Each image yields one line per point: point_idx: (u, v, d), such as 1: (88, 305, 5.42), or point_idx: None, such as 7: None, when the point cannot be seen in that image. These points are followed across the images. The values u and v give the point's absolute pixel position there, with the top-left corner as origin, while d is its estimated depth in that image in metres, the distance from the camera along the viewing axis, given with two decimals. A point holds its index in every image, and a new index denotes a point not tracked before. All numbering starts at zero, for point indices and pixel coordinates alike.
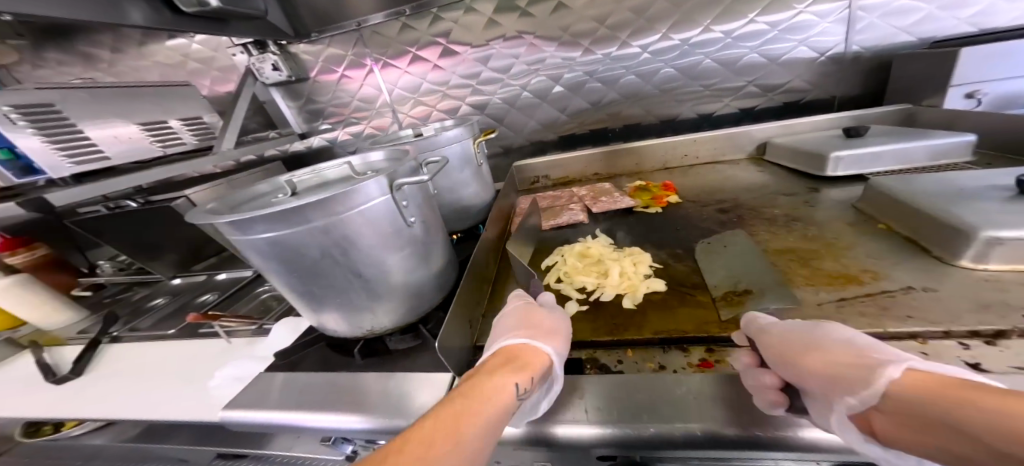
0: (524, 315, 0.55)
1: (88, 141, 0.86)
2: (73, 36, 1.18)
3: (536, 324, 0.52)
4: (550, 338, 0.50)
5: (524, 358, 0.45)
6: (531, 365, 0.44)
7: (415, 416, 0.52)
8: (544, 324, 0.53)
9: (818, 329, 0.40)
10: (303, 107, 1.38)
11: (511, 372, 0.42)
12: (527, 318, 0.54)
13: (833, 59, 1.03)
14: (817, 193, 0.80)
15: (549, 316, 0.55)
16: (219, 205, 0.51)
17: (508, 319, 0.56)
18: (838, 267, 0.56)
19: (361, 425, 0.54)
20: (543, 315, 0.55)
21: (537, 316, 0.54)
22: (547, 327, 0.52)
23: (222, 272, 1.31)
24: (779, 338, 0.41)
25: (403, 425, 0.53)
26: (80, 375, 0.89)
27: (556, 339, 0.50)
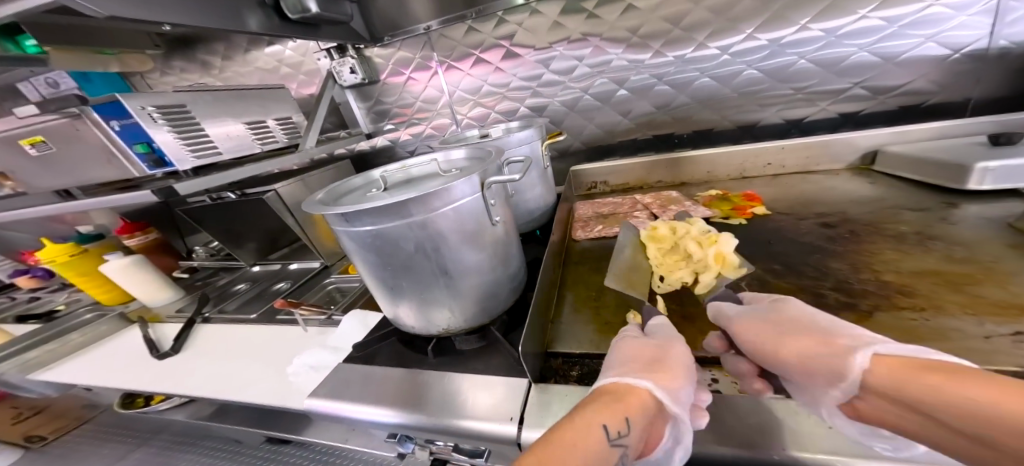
0: (621, 350, 0.49)
1: (208, 138, 0.97)
2: (197, 46, 1.38)
3: (638, 359, 0.46)
4: (649, 372, 0.43)
5: (615, 396, 0.41)
6: (624, 404, 0.39)
7: (459, 417, 0.53)
8: (641, 355, 0.46)
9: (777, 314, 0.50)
10: (371, 108, 1.47)
11: (599, 408, 0.38)
12: (630, 353, 0.48)
13: (971, 56, 0.90)
14: (955, 208, 0.70)
15: (647, 344, 0.48)
16: (326, 198, 0.56)
17: (612, 354, 0.50)
18: (1006, 296, 0.47)
19: (394, 420, 0.57)
20: (638, 344, 0.49)
21: (635, 347, 0.48)
22: (646, 359, 0.45)
23: (294, 262, 1.42)
24: (744, 324, 0.50)
25: (443, 426, 0.54)
26: (178, 351, 1.00)
27: (659, 373, 0.43)
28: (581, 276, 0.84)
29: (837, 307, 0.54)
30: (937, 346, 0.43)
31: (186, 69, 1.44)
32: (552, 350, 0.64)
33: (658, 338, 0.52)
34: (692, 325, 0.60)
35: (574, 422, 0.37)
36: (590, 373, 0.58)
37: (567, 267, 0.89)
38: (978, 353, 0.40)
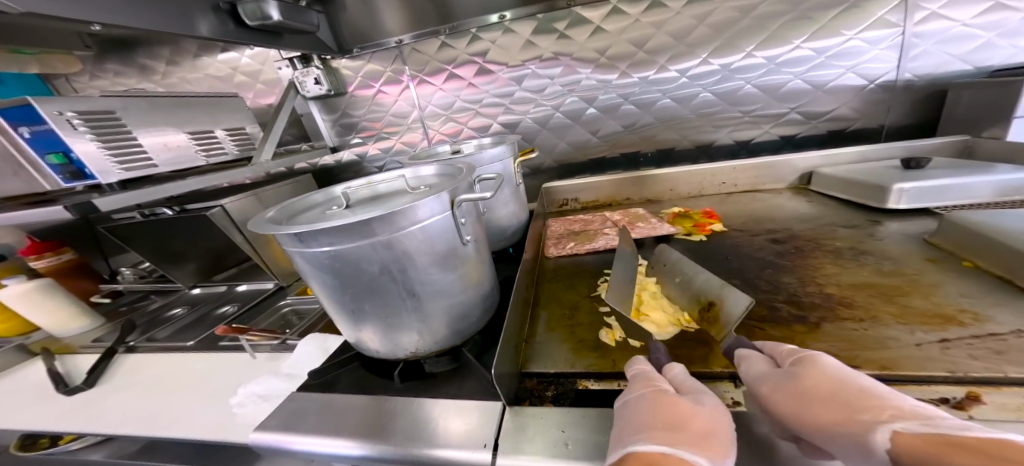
0: (656, 403, 0.42)
1: (140, 149, 0.88)
2: (137, 49, 1.27)
3: (681, 422, 0.40)
4: (705, 447, 0.37)
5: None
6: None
7: (434, 445, 0.49)
8: (693, 423, 0.40)
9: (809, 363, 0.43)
10: (337, 120, 1.41)
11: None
12: (671, 408, 0.41)
13: (883, 87, 1.04)
14: (879, 225, 0.79)
15: (700, 409, 0.41)
16: (278, 215, 0.52)
17: (633, 405, 0.43)
18: (929, 306, 0.53)
19: (357, 452, 0.52)
20: (686, 406, 0.42)
21: (680, 408, 0.41)
22: (701, 430, 0.39)
23: (242, 283, 1.30)
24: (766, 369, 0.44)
25: (412, 456, 0.49)
26: (92, 386, 0.86)
27: (714, 448, 0.37)
28: (555, 293, 0.84)
29: (791, 320, 0.57)
30: (879, 355, 0.46)
31: (122, 72, 1.31)
32: (526, 371, 0.62)
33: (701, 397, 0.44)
34: (670, 340, 0.61)
35: None
36: (566, 392, 0.57)
37: (541, 284, 0.88)
38: (913, 360, 0.44)
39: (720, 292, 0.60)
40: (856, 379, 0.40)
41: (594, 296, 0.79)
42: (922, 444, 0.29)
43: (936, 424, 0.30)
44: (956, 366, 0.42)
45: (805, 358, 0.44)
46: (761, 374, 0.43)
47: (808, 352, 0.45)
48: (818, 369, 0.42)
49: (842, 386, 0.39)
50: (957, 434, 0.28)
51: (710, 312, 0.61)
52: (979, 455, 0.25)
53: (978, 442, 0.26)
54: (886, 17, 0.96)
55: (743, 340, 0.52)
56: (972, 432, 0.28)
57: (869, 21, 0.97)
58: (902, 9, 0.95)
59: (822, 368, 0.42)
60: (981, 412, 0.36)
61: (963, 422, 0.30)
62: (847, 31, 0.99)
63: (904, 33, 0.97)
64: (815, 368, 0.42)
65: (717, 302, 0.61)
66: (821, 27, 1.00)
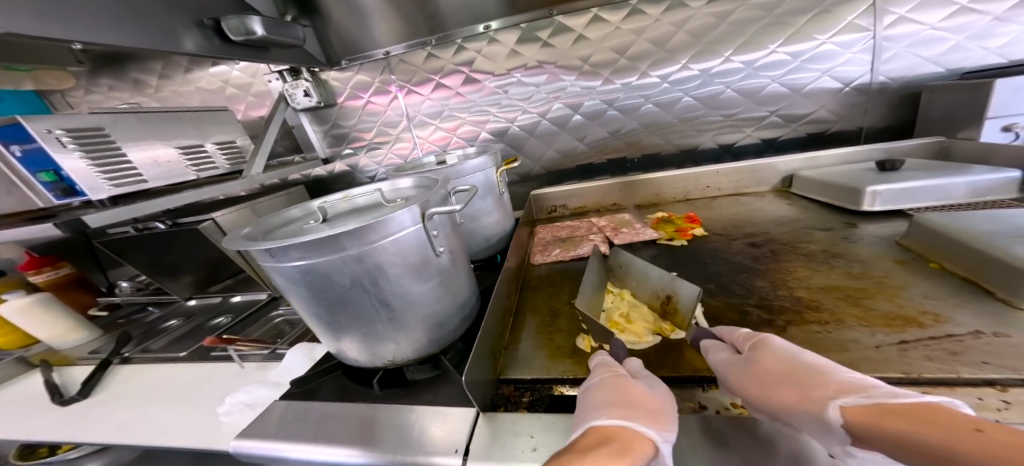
0: (613, 387, 0.44)
1: (130, 165, 0.90)
2: (129, 64, 1.29)
3: (635, 400, 0.41)
4: (653, 420, 0.39)
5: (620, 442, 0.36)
6: (631, 452, 0.35)
7: (425, 451, 0.49)
8: (645, 402, 0.42)
9: (768, 346, 0.46)
10: (328, 132, 1.44)
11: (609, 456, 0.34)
12: (621, 392, 0.42)
13: (859, 89, 1.05)
14: (854, 227, 0.80)
15: (649, 392, 0.44)
16: (253, 231, 0.54)
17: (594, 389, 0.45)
18: (893, 308, 0.54)
19: (352, 460, 0.52)
20: (637, 387, 0.44)
21: (633, 389, 0.44)
22: (652, 406, 0.41)
23: (237, 294, 1.32)
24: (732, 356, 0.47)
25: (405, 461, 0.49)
26: (86, 397, 0.88)
27: (661, 422, 0.39)
28: (538, 300, 0.85)
29: (759, 324, 0.58)
30: (839, 358, 0.47)
31: (116, 87, 1.34)
32: (503, 377, 0.63)
33: (651, 384, 0.47)
34: (652, 346, 0.61)
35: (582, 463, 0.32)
36: (541, 398, 0.58)
37: (525, 292, 0.90)
38: (871, 361, 0.45)
39: (673, 284, 0.63)
40: (801, 356, 0.44)
41: (574, 303, 0.80)
42: (866, 413, 0.32)
43: (870, 395, 0.34)
44: (910, 367, 0.43)
45: (760, 341, 0.47)
46: (725, 361, 0.46)
47: (760, 334, 0.49)
48: (771, 351, 0.45)
49: (793, 364, 0.43)
50: (894, 403, 0.31)
51: (670, 305, 0.64)
52: (906, 417, 0.29)
53: (906, 406, 0.30)
54: (857, 21, 0.98)
55: (704, 330, 0.55)
56: (903, 398, 0.32)
57: (841, 25, 0.99)
58: (871, 13, 0.97)
59: (774, 351, 0.46)
60: None
61: (891, 389, 0.34)
62: (820, 35, 1.01)
63: (875, 36, 0.99)
64: (770, 352, 0.45)
65: (672, 294, 0.64)
66: (795, 32, 1.02)
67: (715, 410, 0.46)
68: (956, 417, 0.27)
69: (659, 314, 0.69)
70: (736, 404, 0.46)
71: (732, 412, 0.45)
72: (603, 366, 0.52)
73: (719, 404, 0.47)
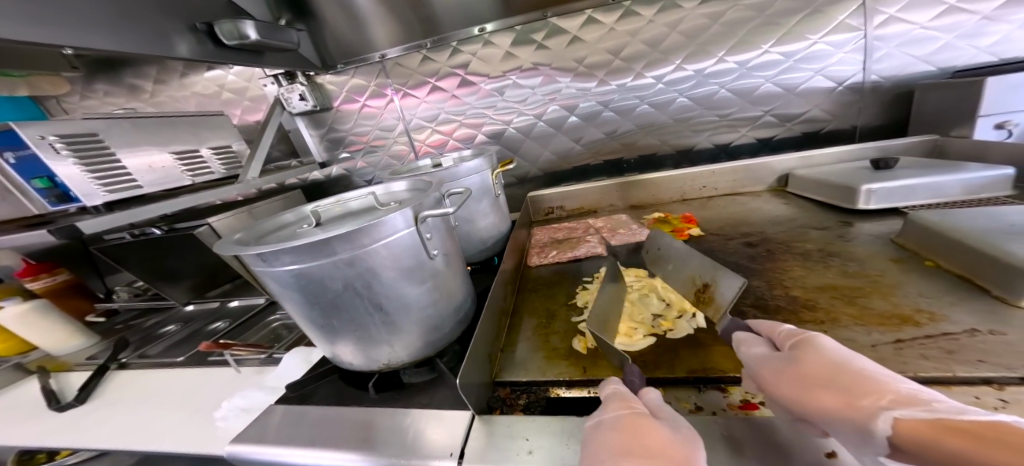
0: (630, 430, 0.38)
1: (125, 171, 0.90)
2: (124, 69, 1.29)
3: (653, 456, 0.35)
4: None
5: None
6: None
7: (418, 455, 0.49)
8: (664, 457, 0.36)
9: (815, 346, 0.43)
10: (325, 136, 1.44)
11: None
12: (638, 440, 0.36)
13: (851, 88, 1.06)
14: (850, 226, 0.80)
15: (673, 439, 0.38)
16: (246, 235, 0.53)
17: (606, 428, 0.39)
18: (888, 306, 0.54)
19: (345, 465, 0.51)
20: (659, 433, 0.38)
21: (653, 436, 0.38)
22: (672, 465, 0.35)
23: (234, 299, 1.31)
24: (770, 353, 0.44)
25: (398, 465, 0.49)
26: (83, 402, 0.87)
27: None
28: (536, 302, 0.84)
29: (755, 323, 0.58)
30: None
31: (111, 92, 1.34)
32: (500, 380, 0.63)
33: (677, 423, 0.40)
34: (650, 346, 0.60)
35: None
36: (537, 401, 0.58)
37: (522, 294, 0.90)
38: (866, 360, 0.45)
39: (714, 273, 0.63)
40: (850, 360, 0.40)
41: (572, 304, 0.80)
42: (925, 430, 0.28)
43: (931, 409, 0.30)
44: (906, 366, 0.43)
45: (805, 340, 0.44)
46: (762, 357, 0.44)
47: (806, 333, 0.46)
48: (817, 351, 0.42)
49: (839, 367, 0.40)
50: (957, 419, 0.28)
51: (705, 294, 0.65)
52: (981, 440, 0.25)
53: (972, 426, 0.27)
54: (847, 21, 0.99)
55: (739, 321, 0.54)
56: (968, 415, 0.28)
57: (832, 25, 1.00)
58: (861, 13, 0.98)
59: (820, 350, 0.42)
60: None
61: (959, 406, 0.30)
62: (812, 35, 1.02)
63: (866, 36, 1.00)
64: (815, 351, 0.42)
65: (710, 284, 0.64)
66: (786, 32, 1.03)
67: (711, 411, 0.46)
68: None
69: (651, 313, 0.68)
70: (732, 405, 0.46)
71: (729, 413, 0.45)
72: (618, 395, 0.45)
73: (716, 405, 0.47)
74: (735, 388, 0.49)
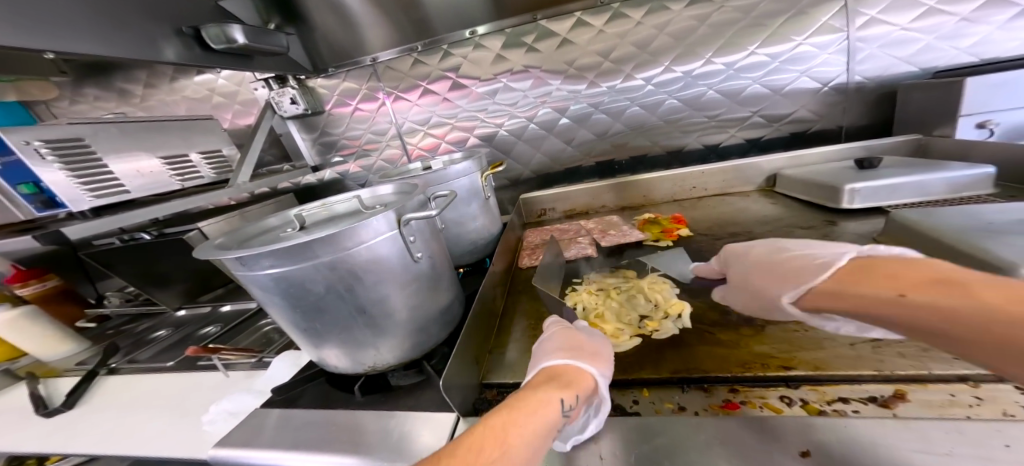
0: (562, 339, 0.53)
1: (111, 176, 0.90)
2: (114, 73, 1.29)
3: (577, 346, 0.51)
4: (594, 361, 0.49)
5: (568, 376, 0.44)
6: (574, 384, 0.43)
7: (401, 459, 0.48)
8: (586, 347, 0.51)
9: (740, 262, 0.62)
10: (317, 140, 1.44)
11: (555, 387, 0.42)
12: (567, 341, 0.52)
13: (837, 89, 1.07)
14: (835, 225, 0.80)
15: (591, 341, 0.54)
16: (228, 240, 0.53)
17: (547, 343, 0.55)
18: None
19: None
20: (581, 337, 0.54)
21: (577, 339, 0.53)
22: (591, 350, 0.51)
23: (226, 303, 1.31)
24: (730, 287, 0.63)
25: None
26: (71, 408, 0.86)
27: (599, 360, 0.49)
28: (525, 304, 0.84)
29: (739, 323, 0.59)
30: (816, 355, 0.48)
31: (101, 97, 1.33)
32: (487, 382, 0.63)
33: (593, 334, 0.57)
34: (636, 347, 0.60)
35: (529, 397, 0.39)
36: None
37: (512, 295, 0.90)
38: (845, 359, 0.46)
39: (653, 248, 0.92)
40: (761, 254, 0.59)
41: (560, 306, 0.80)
42: (814, 298, 0.45)
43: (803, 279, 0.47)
44: (883, 364, 0.43)
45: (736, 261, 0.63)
46: (728, 290, 0.63)
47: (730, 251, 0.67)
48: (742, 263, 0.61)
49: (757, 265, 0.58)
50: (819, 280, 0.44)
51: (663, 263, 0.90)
52: (839, 293, 0.41)
53: (829, 281, 0.43)
54: (831, 22, 1.00)
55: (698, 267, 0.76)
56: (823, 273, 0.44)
57: (816, 27, 1.01)
58: (845, 14, 0.99)
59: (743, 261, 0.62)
60: (905, 409, 0.37)
61: (816, 264, 0.47)
62: (797, 36, 1.03)
63: (849, 37, 1.01)
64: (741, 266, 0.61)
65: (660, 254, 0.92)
66: (771, 34, 1.04)
67: (693, 412, 0.45)
68: (887, 274, 0.36)
69: (638, 314, 0.68)
70: (713, 405, 0.46)
71: (710, 413, 0.44)
72: (556, 324, 0.61)
73: (698, 405, 0.46)
74: (718, 387, 0.48)
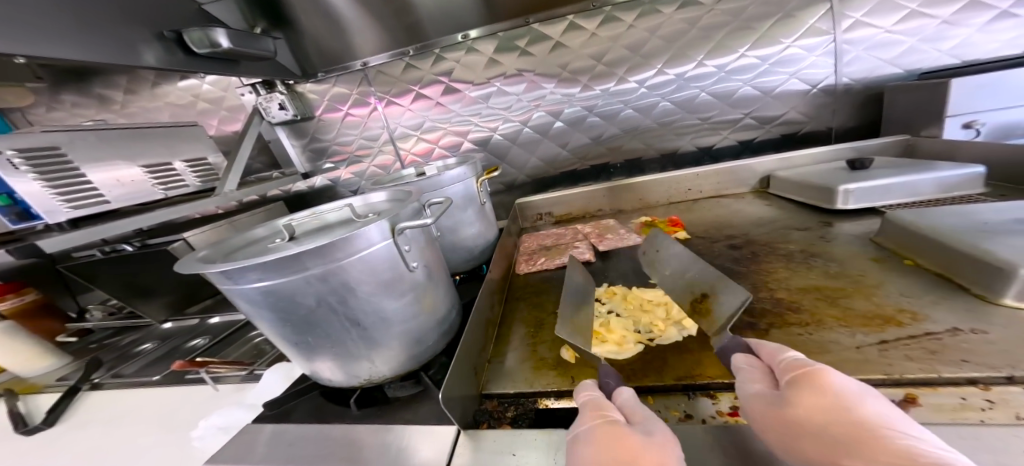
0: (604, 438, 0.37)
1: (89, 186, 0.86)
2: (93, 79, 1.25)
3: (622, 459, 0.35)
4: None
5: None
6: None
7: None
8: (639, 459, 0.35)
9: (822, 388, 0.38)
10: (307, 146, 1.41)
11: None
12: (612, 446, 0.36)
13: (825, 91, 1.08)
14: (830, 226, 0.81)
15: (647, 439, 0.37)
16: (212, 252, 0.51)
17: (582, 443, 0.38)
18: (870, 307, 0.54)
19: None
20: (631, 436, 0.38)
21: (626, 440, 0.37)
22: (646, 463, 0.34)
23: (215, 315, 1.26)
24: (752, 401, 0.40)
25: None
26: (51, 425, 0.82)
27: None
28: (524, 310, 0.83)
29: (742, 328, 0.58)
30: (822, 359, 0.47)
31: (79, 104, 1.28)
32: (486, 392, 0.61)
33: (652, 426, 0.39)
34: (640, 354, 0.59)
35: None
36: (525, 413, 0.56)
37: (510, 302, 0.88)
38: (852, 363, 0.45)
39: (717, 283, 0.63)
40: (861, 401, 0.36)
41: (560, 312, 0.79)
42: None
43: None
44: (891, 368, 0.42)
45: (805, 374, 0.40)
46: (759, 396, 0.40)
47: (811, 365, 0.41)
48: (818, 391, 0.38)
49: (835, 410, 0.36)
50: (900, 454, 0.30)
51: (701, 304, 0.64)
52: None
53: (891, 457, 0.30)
54: (818, 25, 1.02)
55: (738, 341, 0.50)
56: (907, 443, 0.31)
57: (803, 29, 1.03)
58: (830, 17, 1.01)
59: (824, 391, 0.38)
60: (917, 415, 0.36)
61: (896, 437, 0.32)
62: (785, 39, 1.04)
63: (836, 40, 1.03)
64: (821, 393, 0.37)
65: (709, 294, 0.64)
66: (761, 36, 1.05)
67: (700, 420, 0.45)
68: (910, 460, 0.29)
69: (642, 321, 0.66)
70: (721, 413, 0.45)
71: (718, 421, 0.44)
72: (592, 403, 0.44)
73: (704, 412, 0.46)
74: (723, 394, 0.48)
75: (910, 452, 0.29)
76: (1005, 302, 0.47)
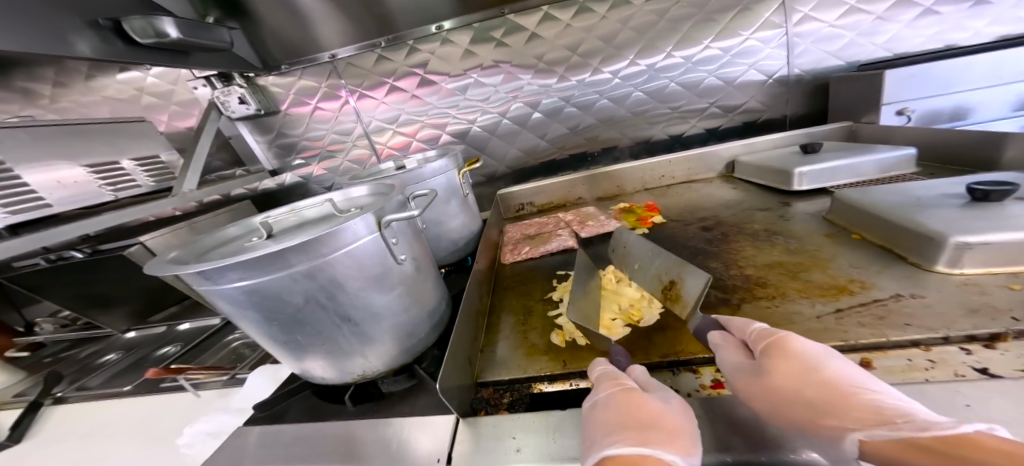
0: (623, 404, 0.40)
1: (27, 189, 0.77)
2: (12, 70, 1.03)
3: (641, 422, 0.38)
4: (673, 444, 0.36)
5: None
6: None
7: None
8: (659, 420, 0.38)
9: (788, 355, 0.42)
10: (273, 142, 1.33)
11: None
12: (632, 410, 0.39)
13: (780, 81, 1.16)
14: (788, 206, 0.88)
15: (667, 407, 0.40)
16: (183, 252, 0.48)
17: (602, 407, 0.41)
18: (827, 278, 0.60)
19: None
20: (650, 403, 0.41)
21: (643, 405, 0.40)
22: (666, 425, 0.38)
23: (184, 321, 1.18)
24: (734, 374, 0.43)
25: None
26: (16, 442, 0.76)
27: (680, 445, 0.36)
28: (512, 300, 0.84)
29: (717, 303, 0.63)
30: (789, 329, 0.52)
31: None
32: (481, 381, 0.62)
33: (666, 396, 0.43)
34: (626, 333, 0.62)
35: None
36: (521, 398, 0.57)
37: (498, 292, 0.89)
38: (813, 331, 0.50)
39: (681, 271, 0.65)
40: (823, 360, 0.41)
41: (547, 299, 0.81)
42: (890, 449, 0.30)
43: (897, 426, 0.31)
44: (847, 334, 0.47)
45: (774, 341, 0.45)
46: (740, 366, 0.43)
47: (777, 333, 0.46)
48: (789, 357, 0.42)
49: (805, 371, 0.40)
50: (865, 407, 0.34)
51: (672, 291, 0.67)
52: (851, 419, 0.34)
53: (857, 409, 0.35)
54: (772, 19, 1.09)
55: (711, 319, 0.53)
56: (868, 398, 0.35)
57: (760, 22, 1.10)
58: (782, 11, 1.08)
59: (791, 355, 0.42)
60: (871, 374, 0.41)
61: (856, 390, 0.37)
62: (744, 31, 1.11)
63: (787, 33, 1.10)
64: (790, 357, 0.42)
65: (676, 281, 0.67)
66: (722, 29, 1.11)
67: (687, 393, 0.48)
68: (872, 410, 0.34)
69: (624, 305, 0.70)
70: (704, 385, 0.49)
71: (702, 393, 0.47)
72: (608, 376, 0.47)
73: (690, 386, 0.49)
74: (705, 367, 0.52)
75: (876, 406, 0.34)
76: (938, 269, 0.54)
